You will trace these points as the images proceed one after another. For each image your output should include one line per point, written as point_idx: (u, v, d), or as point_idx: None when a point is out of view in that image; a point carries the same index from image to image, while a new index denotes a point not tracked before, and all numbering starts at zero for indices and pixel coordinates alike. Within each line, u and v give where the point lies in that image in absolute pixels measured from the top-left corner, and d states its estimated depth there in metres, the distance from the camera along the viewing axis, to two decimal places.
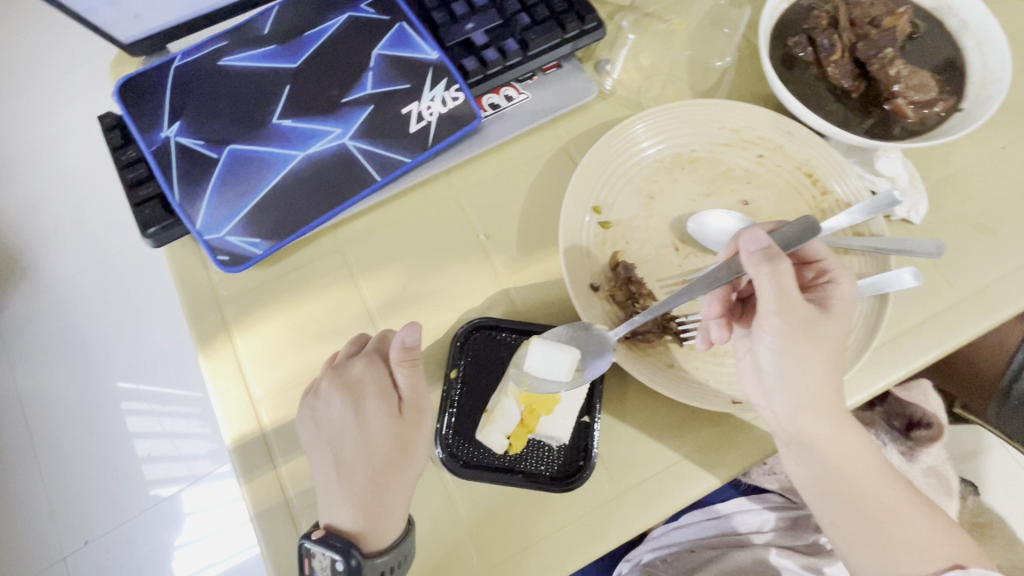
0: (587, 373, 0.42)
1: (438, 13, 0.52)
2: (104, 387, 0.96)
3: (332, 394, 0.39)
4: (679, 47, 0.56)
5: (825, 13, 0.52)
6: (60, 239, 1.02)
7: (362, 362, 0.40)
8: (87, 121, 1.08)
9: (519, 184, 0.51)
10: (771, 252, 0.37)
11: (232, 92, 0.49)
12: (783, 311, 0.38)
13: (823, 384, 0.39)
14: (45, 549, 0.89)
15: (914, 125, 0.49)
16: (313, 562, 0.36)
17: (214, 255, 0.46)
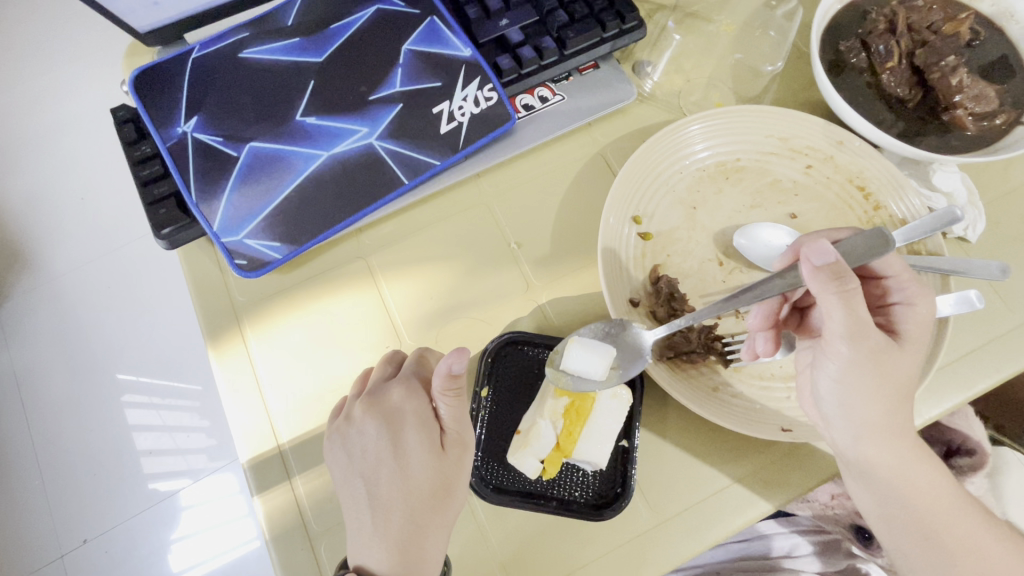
0: (623, 373, 0.41)
1: (472, 8, 0.49)
2: (105, 381, 0.93)
3: (367, 421, 0.37)
4: (722, 49, 0.53)
5: (883, 17, 0.49)
6: (64, 229, 0.99)
7: (400, 389, 0.37)
8: (96, 109, 1.05)
9: (554, 190, 0.49)
10: (836, 269, 0.35)
11: (253, 86, 0.47)
12: (852, 335, 0.35)
13: (893, 410, 0.37)
14: (42, 548, 0.87)
15: (974, 137, 0.46)
16: None
17: (231, 259, 0.44)
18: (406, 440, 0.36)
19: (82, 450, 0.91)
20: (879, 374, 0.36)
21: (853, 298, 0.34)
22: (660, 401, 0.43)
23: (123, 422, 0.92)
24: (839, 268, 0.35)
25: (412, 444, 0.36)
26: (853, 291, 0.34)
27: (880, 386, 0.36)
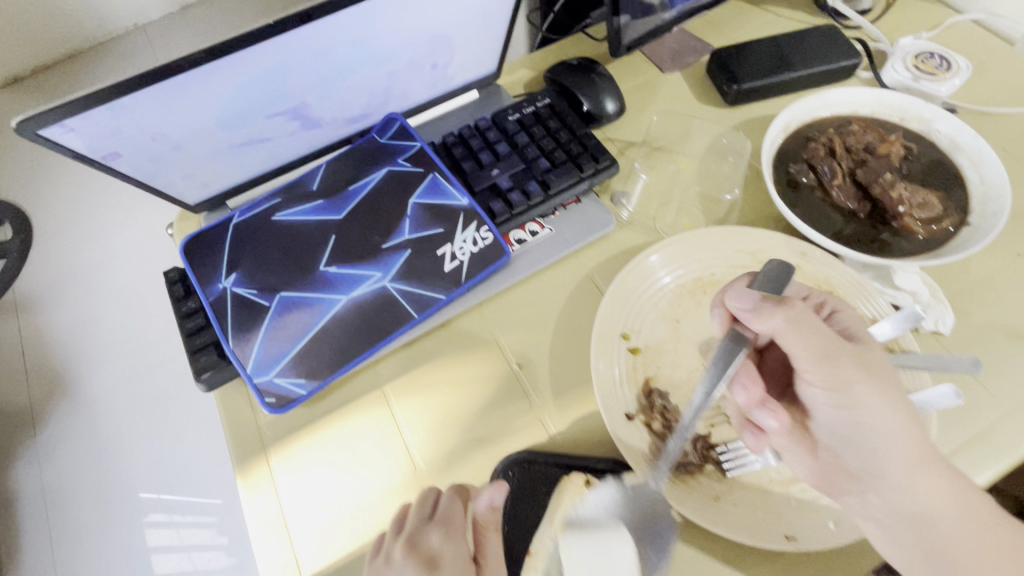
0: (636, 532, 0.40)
1: (467, 164, 0.58)
2: (127, 500, 0.96)
3: (410, 563, 0.37)
4: (688, 177, 0.61)
5: (823, 142, 0.56)
6: (104, 357, 1.07)
7: (439, 530, 0.39)
8: (143, 246, 1.18)
9: (549, 312, 0.54)
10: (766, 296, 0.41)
11: (283, 244, 0.54)
12: (820, 353, 0.40)
13: (902, 421, 0.40)
14: None
15: (925, 240, 0.51)
16: None
17: (262, 398, 0.49)
18: None
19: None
20: (859, 373, 0.40)
21: (797, 310, 0.40)
22: (666, 515, 0.44)
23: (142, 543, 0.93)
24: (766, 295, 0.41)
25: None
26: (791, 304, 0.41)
27: (869, 387, 0.40)
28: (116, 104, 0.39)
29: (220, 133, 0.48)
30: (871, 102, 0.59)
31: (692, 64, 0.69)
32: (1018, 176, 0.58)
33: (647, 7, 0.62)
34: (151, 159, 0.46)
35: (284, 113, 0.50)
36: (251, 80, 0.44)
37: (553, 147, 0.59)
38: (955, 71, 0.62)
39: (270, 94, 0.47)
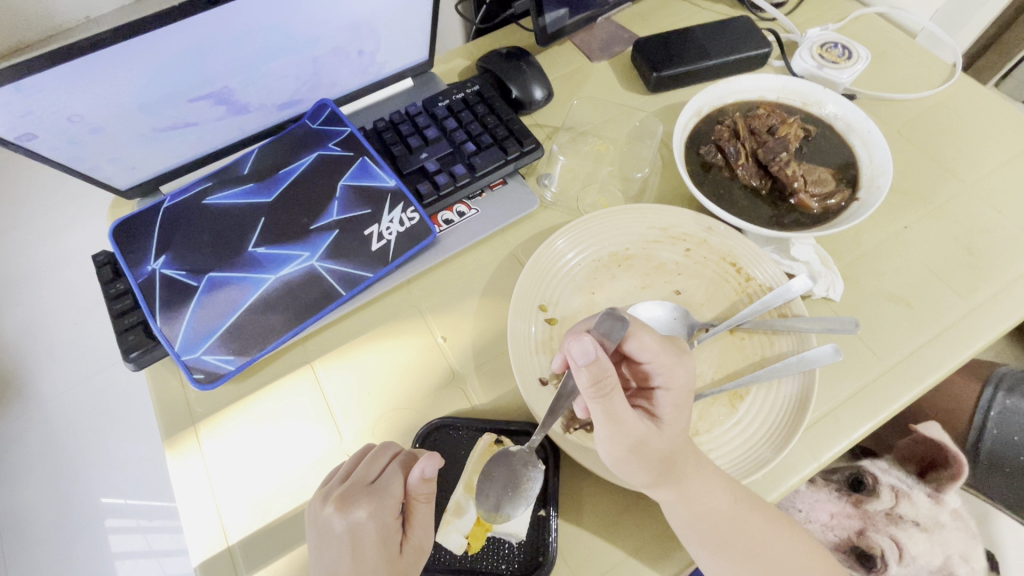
0: (527, 488, 0.44)
1: (396, 147, 0.60)
2: (85, 505, 0.91)
3: (331, 528, 0.38)
4: (608, 163, 0.65)
5: (728, 127, 0.60)
6: None
7: (367, 506, 0.38)
8: None
9: (473, 290, 0.57)
10: (599, 371, 0.37)
11: (214, 226, 0.56)
12: (619, 435, 0.38)
13: (662, 483, 0.39)
14: None
15: (819, 215, 0.55)
16: None
17: (190, 374, 0.50)
18: (360, 532, 0.38)
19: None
20: (642, 460, 0.39)
21: (617, 396, 0.37)
22: (575, 474, 0.47)
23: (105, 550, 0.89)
24: (601, 367, 0.37)
25: (372, 553, 0.38)
26: (613, 394, 0.37)
27: (648, 470, 0.39)
28: (23, 84, 0.40)
29: (142, 116, 0.50)
30: (776, 88, 0.63)
31: (618, 54, 0.73)
32: (910, 157, 0.62)
33: (558, 19, 0.67)
34: (69, 141, 0.47)
35: (206, 97, 0.52)
36: (173, 61, 0.46)
37: (480, 131, 0.62)
38: (856, 59, 0.66)
39: (188, 77, 0.49)
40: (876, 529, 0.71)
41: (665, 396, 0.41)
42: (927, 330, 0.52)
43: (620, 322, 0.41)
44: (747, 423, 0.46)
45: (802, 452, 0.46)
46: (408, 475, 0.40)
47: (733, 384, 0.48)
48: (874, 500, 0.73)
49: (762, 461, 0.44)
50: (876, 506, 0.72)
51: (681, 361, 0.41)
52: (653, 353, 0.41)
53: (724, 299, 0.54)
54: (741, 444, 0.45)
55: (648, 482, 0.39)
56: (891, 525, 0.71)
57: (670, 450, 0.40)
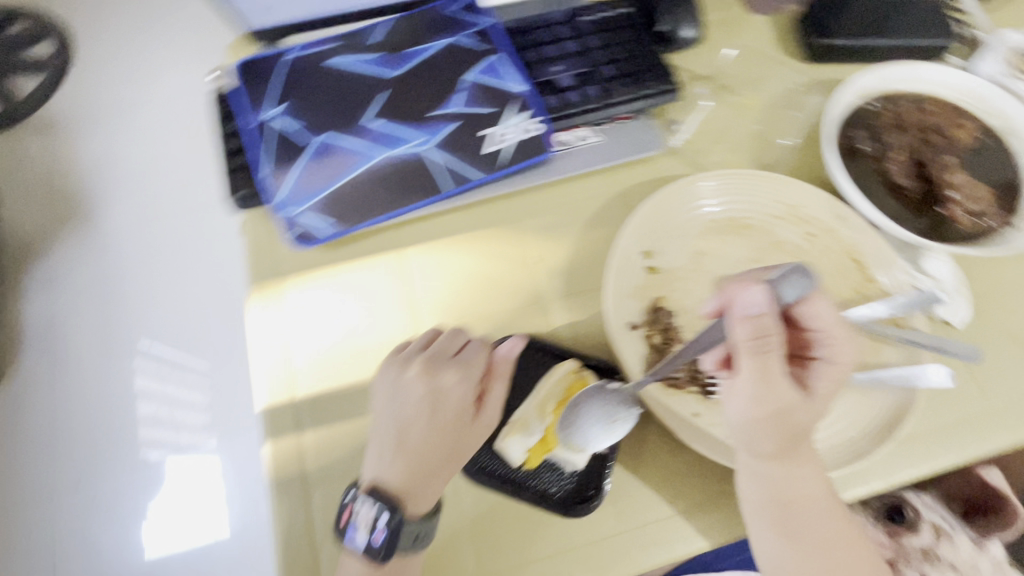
0: (616, 424, 0.43)
1: (531, 53, 0.57)
2: (126, 344, 1.08)
3: (418, 383, 0.40)
4: (752, 120, 0.59)
5: (893, 114, 0.55)
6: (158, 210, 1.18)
7: (456, 371, 0.40)
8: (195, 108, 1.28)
9: (576, 220, 0.54)
10: (761, 325, 0.36)
11: (336, 89, 0.54)
12: (763, 395, 0.37)
13: (785, 453, 0.39)
14: (39, 483, 0.99)
15: (966, 233, 0.50)
16: (356, 513, 0.38)
17: (289, 229, 0.51)
18: (438, 396, 0.40)
19: (92, 412, 1.04)
20: (777, 426, 0.38)
21: (771, 354, 0.37)
22: (640, 426, 0.46)
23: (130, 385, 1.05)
24: (764, 321, 0.36)
25: (447, 415, 0.40)
26: (771, 352, 0.36)
27: (777, 436, 0.38)
28: None
29: None
30: (953, 87, 0.56)
31: (782, 10, 0.66)
32: None
33: None
34: None
35: None
36: None
37: (620, 57, 0.58)
38: None
39: None
40: (909, 565, 0.63)
41: (824, 368, 0.40)
42: None
43: (805, 283, 0.35)
44: (832, 421, 0.45)
45: (875, 467, 0.45)
46: (493, 354, 0.42)
47: (865, 376, 0.45)
48: (911, 534, 0.65)
49: (840, 462, 0.43)
50: (913, 541, 0.65)
51: (850, 338, 0.40)
52: (824, 322, 0.40)
53: (837, 294, 0.50)
54: (821, 441, 0.44)
55: (770, 451, 0.39)
56: (926, 564, 0.64)
57: (809, 423, 0.39)
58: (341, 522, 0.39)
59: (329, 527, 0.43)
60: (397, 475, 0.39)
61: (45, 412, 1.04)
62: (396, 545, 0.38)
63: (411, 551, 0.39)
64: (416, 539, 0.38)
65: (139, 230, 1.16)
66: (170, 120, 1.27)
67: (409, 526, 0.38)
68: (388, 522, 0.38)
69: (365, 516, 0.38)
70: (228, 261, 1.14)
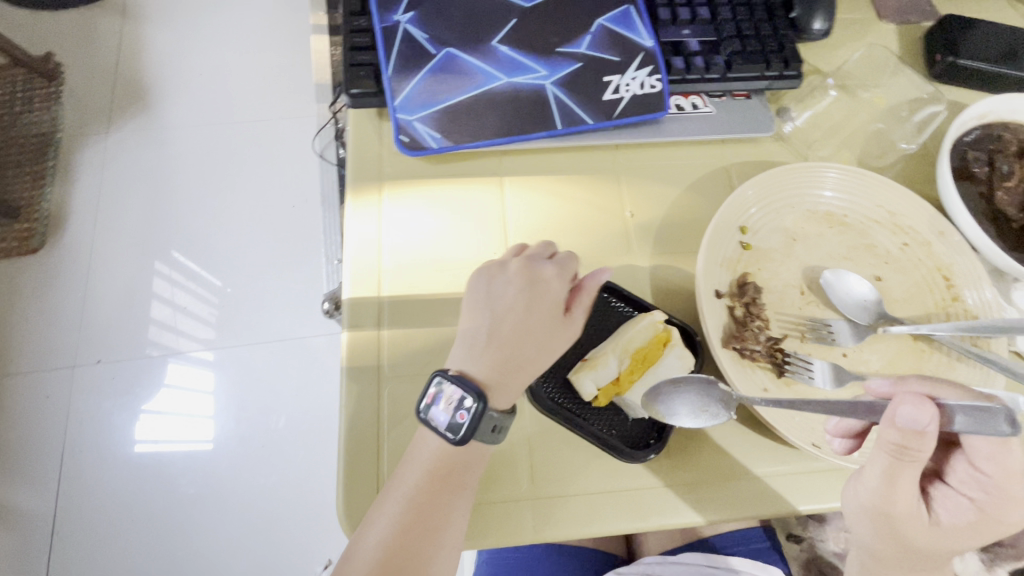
0: (699, 419, 0.43)
1: (664, 10, 0.56)
2: (160, 248, 1.09)
3: (517, 276, 0.43)
4: (871, 118, 0.58)
5: (1015, 143, 0.54)
6: (224, 114, 1.19)
7: (553, 269, 0.43)
8: (279, 18, 1.27)
9: (675, 184, 0.55)
10: (910, 441, 0.35)
11: (469, 6, 0.54)
12: (880, 498, 0.37)
13: (891, 557, 0.40)
14: (63, 352, 1.01)
15: None
16: (442, 394, 0.40)
17: (398, 133, 0.51)
18: (537, 292, 0.42)
19: (131, 292, 1.05)
20: (890, 533, 0.39)
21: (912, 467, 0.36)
22: None
23: (148, 288, 1.06)
24: (918, 440, 0.35)
25: (542, 311, 0.42)
26: (910, 465, 0.36)
27: (884, 544, 0.39)
28: None
29: None
30: None
31: (910, 24, 0.65)
32: None
33: None
34: None
35: None
36: None
37: (751, 33, 0.57)
38: None
39: None
40: None
41: (965, 504, 0.39)
42: None
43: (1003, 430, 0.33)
44: None
45: None
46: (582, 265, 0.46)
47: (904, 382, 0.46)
48: None
49: None
50: None
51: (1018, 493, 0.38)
52: (993, 468, 0.37)
53: (921, 306, 0.51)
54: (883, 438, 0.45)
55: (873, 548, 0.40)
56: None
57: (925, 544, 0.39)
58: (427, 399, 0.41)
59: (394, 421, 0.44)
60: (487, 363, 0.41)
61: (73, 286, 1.05)
62: (474, 431, 0.39)
63: (487, 441, 0.40)
64: (497, 429, 0.40)
65: (203, 127, 1.17)
66: (253, 24, 1.26)
67: (491, 416, 0.40)
68: (470, 407, 0.39)
69: (450, 398, 0.40)
70: (286, 174, 1.15)
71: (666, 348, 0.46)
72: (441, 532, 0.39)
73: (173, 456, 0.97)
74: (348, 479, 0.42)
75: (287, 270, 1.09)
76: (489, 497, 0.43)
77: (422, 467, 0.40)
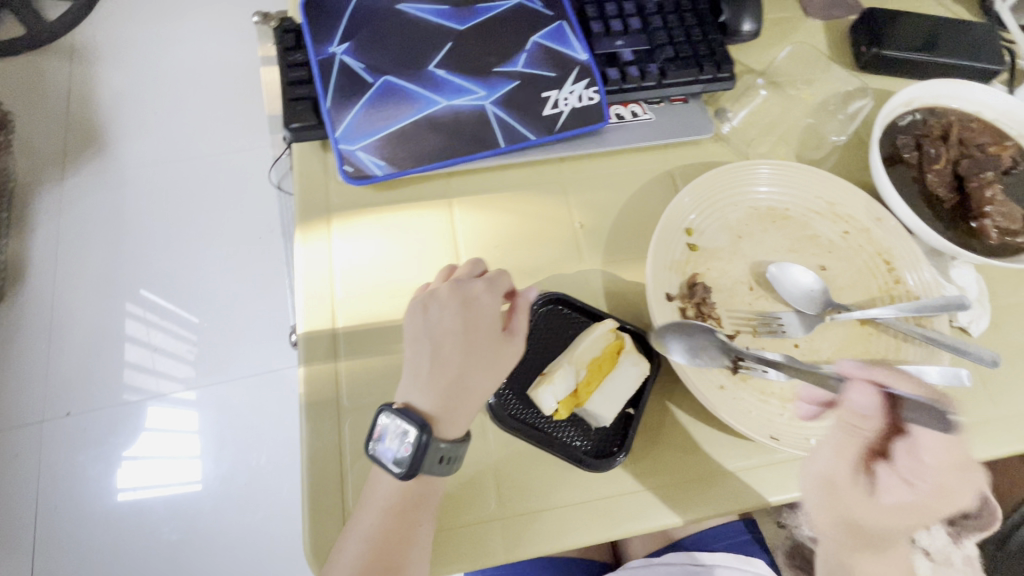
0: (709, 346, 0.46)
1: (596, 24, 0.58)
2: (127, 290, 1.07)
3: (450, 299, 0.43)
4: (802, 114, 0.61)
5: (938, 126, 0.57)
6: (180, 151, 1.17)
7: (484, 287, 0.44)
8: (230, 52, 1.27)
9: (622, 192, 0.56)
10: (855, 416, 0.39)
11: (403, 33, 0.55)
12: (829, 466, 0.41)
13: (837, 527, 0.43)
14: (29, 408, 0.97)
15: (993, 248, 0.52)
16: (387, 428, 0.40)
17: (342, 164, 0.51)
18: (474, 315, 0.43)
19: (96, 339, 1.03)
20: (831, 503, 0.42)
21: (860, 440, 0.40)
22: (663, 391, 0.49)
23: (121, 330, 1.04)
24: (863, 419, 0.38)
25: (481, 332, 0.43)
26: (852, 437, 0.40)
27: (828, 513, 0.42)
28: None
29: None
30: (1000, 108, 0.58)
31: (836, 19, 0.68)
32: None
33: None
34: None
35: None
36: None
37: (682, 40, 0.59)
38: None
39: None
40: None
41: (902, 489, 0.39)
42: None
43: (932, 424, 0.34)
44: None
45: None
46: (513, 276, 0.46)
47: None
48: None
49: None
50: None
51: (957, 479, 0.38)
52: (932, 457, 0.37)
53: (866, 292, 0.52)
54: None
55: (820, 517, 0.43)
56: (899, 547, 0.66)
57: (863, 519, 0.41)
58: (372, 436, 0.40)
59: (357, 454, 0.44)
60: (435, 394, 0.41)
61: (36, 339, 1.02)
62: (420, 464, 0.39)
63: (437, 472, 0.40)
64: (449, 459, 0.40)
65: (159, 166, 1.16)
66: (203, 59, 1.26)
67: (437, 447, 0.40)
68: (413, 440, 0.39)
69: (395, 432, 0.40)
70: (248, 207, 1.14)
71: (619, 357, 0.46)
72: (406, 565, 0.39)
73: (153, 504, 0.94)
74: (314, 518, 0.42)
75: (255, 303, 1.08)
76: (457, 522, 0.43)
77: (383, 500, 0.40)
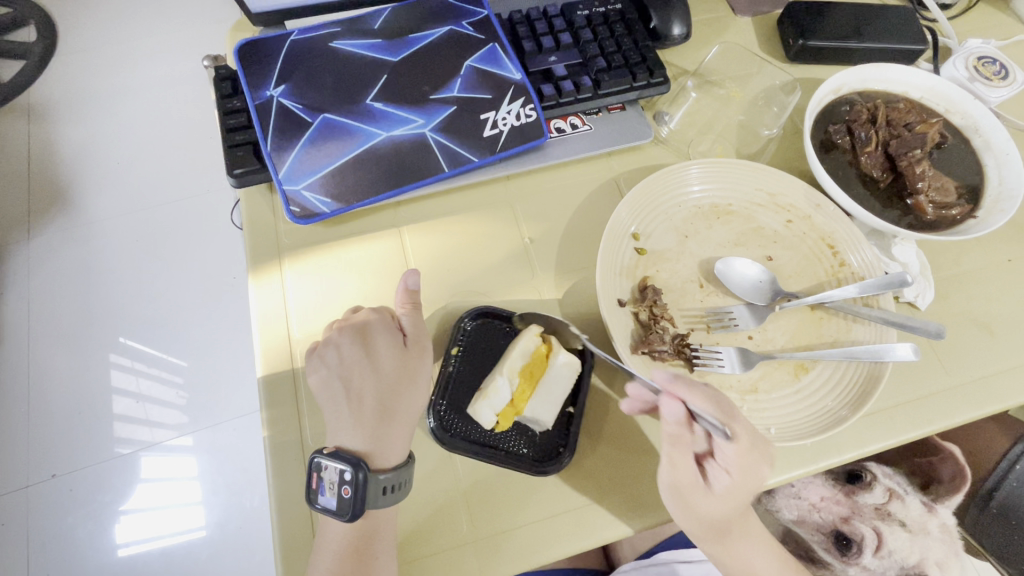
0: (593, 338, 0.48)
1: (528, 43, 0.59)
2: (106, 340, 1.06)
3: (344, 340, 0.46)
4: (736, 111, 0.62)
5: (866, 109, 0.58)
6: (144, 200, 1.17)
7: (370, 314, 0.47)
8: (186, 96, 1.27)
9: (568, 203, 0.57)
10: (674, 429, 0.41)
11: (337, 70, 0.56)
12: (672, 479, 0.43)
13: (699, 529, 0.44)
14: (13, 475, 0.96)
15: (931, 221, 0.54)
16: (324, 476, 0.42)
17: (287, 205, 0.51)
18: (371, 343, 0.46)
19: (74, 398, 1.02)
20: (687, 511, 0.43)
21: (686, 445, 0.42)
22: (624, 396, 0.49)
23: (106, 382, 1.03)
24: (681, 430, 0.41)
25: (384, 354, 0.46)
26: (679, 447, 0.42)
27: (685, 520, 0.44)
28: None
29: None
30: (923, 86, 0.60)
31: (764, 14, 0.70)
32: None
33: None
34: None
35: None
36: None
37: (613, 50, 0.60)
38: (1010, 81, 0.62)
39: None
40: (861, 519, 0.71)
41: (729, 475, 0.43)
42: (1004, 360, 0.52)
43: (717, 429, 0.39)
44: (806, 394, 0.48)
45: (842, 440, 0.48)
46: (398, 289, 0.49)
47: (805, 354, 0.48)
48: (866, 493, 0.72)
49: (821, 428, 0.46)
50: (867, 499, 0.71)
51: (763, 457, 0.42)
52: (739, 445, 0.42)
53: (814, 277, 0.53)
54: (797, 410, 0.47)
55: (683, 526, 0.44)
56: (877, 518, 0.71)
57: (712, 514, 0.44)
58: (312, 487, 0.42)
59: None
60: (364, 424, 0.44)
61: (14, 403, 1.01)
62: (363, 501, 0.41)
63: (384, 503, 0.42)
64: (396, 487, 0.42)
65: (125, 217, 1.15)
66: (160, 107, 1.26)
67: (377, 480, 0.42)
68: (350, 480, 0.42)
69: (331, 479, 0.42)
70: (217, 248, 1.14)
71: (549, 359, 0.47)
72: None
73: (148, 558, 0.93)
74: (286, 563, 0.42)
75: (233, 344, 1.07)
76: (429, 550, 0.43)
77: (340, 542, 0.41)
